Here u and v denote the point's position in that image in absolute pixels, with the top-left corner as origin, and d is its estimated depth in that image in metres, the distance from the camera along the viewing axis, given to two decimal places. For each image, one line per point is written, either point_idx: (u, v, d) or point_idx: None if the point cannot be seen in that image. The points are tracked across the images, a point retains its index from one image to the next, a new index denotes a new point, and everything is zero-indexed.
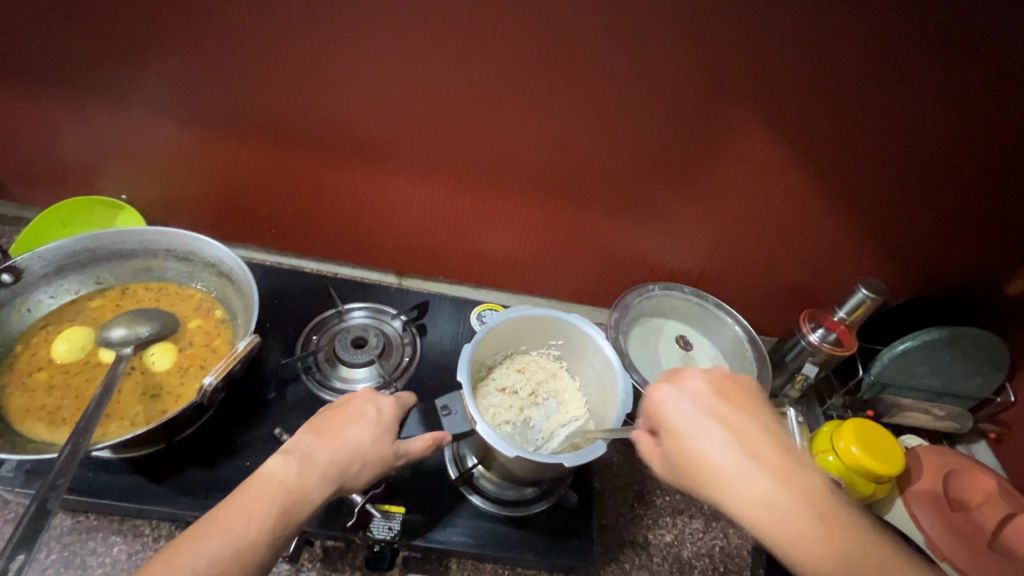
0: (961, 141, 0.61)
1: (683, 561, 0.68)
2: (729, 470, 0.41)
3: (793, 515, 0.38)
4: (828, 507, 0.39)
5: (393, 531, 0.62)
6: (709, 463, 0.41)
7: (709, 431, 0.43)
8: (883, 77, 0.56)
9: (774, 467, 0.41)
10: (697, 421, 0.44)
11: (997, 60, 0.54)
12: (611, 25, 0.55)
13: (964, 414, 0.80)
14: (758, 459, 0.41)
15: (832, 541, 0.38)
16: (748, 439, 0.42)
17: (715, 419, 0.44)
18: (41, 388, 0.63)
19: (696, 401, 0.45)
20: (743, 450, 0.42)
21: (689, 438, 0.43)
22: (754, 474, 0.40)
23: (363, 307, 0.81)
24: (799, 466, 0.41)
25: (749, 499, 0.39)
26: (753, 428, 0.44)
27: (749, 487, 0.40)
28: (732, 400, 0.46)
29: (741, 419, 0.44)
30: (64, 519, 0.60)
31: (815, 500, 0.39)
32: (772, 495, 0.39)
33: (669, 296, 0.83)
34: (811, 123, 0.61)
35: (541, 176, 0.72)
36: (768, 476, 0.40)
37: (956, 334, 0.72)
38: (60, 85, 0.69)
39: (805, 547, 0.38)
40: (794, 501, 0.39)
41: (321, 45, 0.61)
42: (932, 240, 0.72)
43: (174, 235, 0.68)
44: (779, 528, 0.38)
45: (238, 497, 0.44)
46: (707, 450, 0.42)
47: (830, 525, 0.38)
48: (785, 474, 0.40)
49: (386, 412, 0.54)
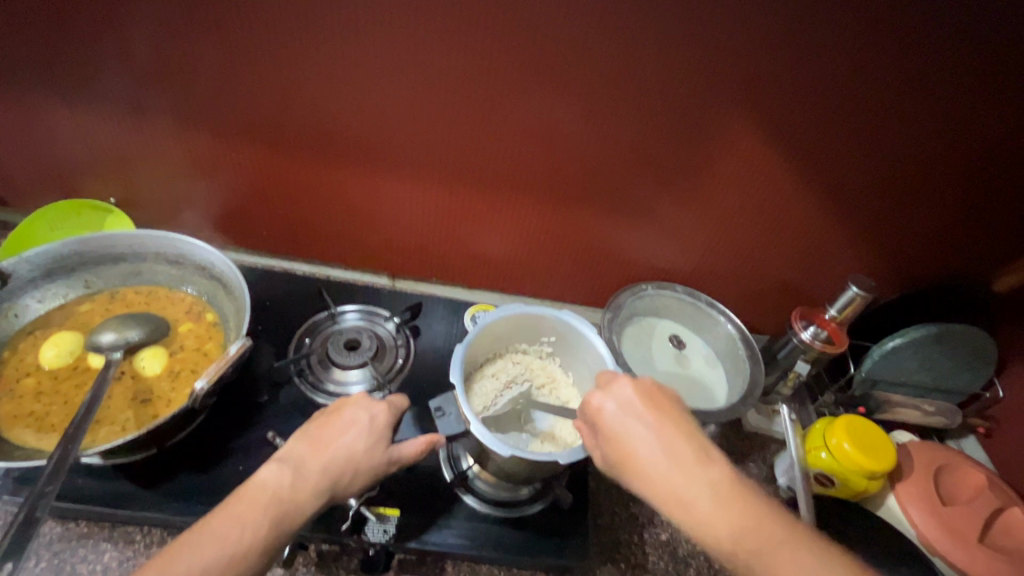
0: (948, 139, 0.61)
1: (679, 559, 0.68)
2: (650, 468, 0.43)
3: (702, 506, 0.41)
4: (737, 498, 0.41)
5: (388, 534, 0.62)
6: (634, 463, 0.44)
7: (632, 433, 0.46)
8: (870, 76, 0.57)
9: (693, 464, 0.43)
10: (620, 420, 0.47)
11: (981, 59, 0.54)
12: (601, 27, 0.56)
13: (954, 409, 0.80)
14: (675, 457, 0.44)
15: (734, 529, 0.40)
16: (671, 437, 0.45)
17: (637, 418, 0.46)
18: (29, 395, 0.62)
19: (622, 403, 0.48)
20: (664, 449, 0.44)
21: (618, 439, 0.46)
22: (674, 471, 0.43)
23: (355, 309, 0.80)
24: (708, 458, 0.44)
25: (665, 492, 0.42)
26: (675, 427, 0.46)
27: (668, 482, 0.42)
28: (657, 399, 0.48)
29: (664, 418, 0.46)
30: (54, 527, 0.60)
31: (726, 492, 0.42)
32: (684, 489, 0.42)
33: (663, 295, 0.83)
34: (800, 122, 0.62)
35: (533, 177, 0.72)
36: (681, 471, 0.43)
37: (942, 330, 0.73)
38: (45, 87, 0.68)
39: (714, 536, 0.40)
40: (704, 494, 0.42)
41: (311, 47, 0.61)
42: (920, 237, 0.73)
43: (164, 238, 0.68)
44: (691, 520, 0.41)
45: (230, 506, 0.43)
46: (633, 449, 0.45)
47: (735, 516, 0.40)
48: (699, 465, 0.43)
49: (379, 420, 0.53)
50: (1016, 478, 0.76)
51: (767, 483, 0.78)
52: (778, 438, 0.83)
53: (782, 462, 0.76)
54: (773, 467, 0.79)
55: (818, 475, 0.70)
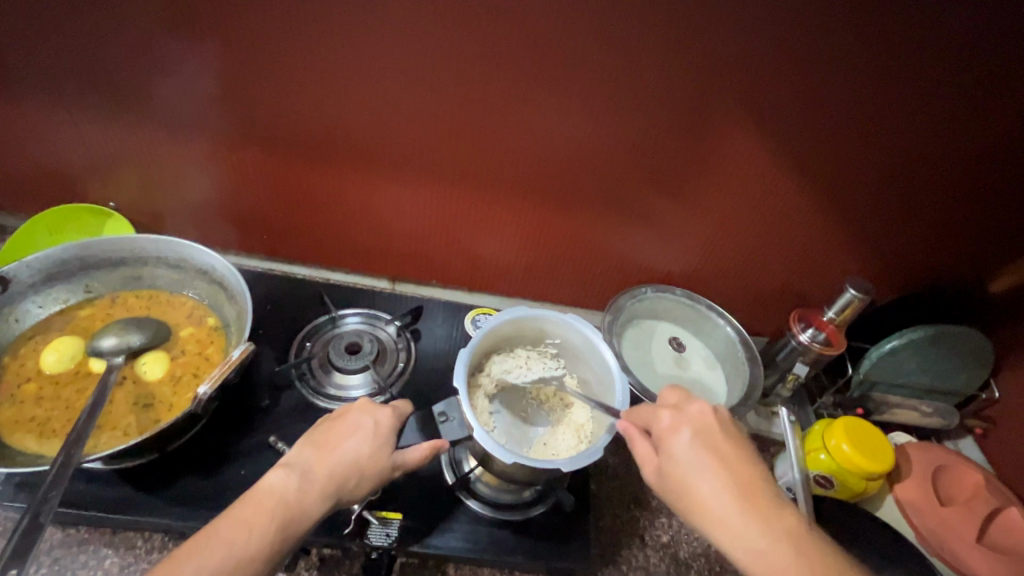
0: (946, 141, 0.62)
1: (680, 561, 0.68)
2: (718, 507, 0.43)
3: (770, 549, 0.41)
4: (807, 550, 0.41)
5: (390, 538, 0.61)
6: (699, 498, 0.44)
7: (703, 467, 0.45)
8: (868, 80, 0.57)
9: (762, 509, 0.43)
10: (694, 451, 0.47)
11: (979, 62, 0.55)
12: (600, 33, 0.56)
13: (950, 410, 0.81)
14: (746, 500, 0.44)
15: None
16: (745, 479, 0.45)
17: (711, 452, 0.46)
18: (30, 400, 0.62)
19: (696, 434, 0.48)
20: (733, 490, 0.44)
21: (686, 471, 0.46)
22: (743, 514, 0.43)
23: (357, 313, 0.81)
24: (781, 505, 0.44)
25: (733, 532, 0.42)
26: (747, 468, 0.46)
27: (737, 525, 0.42)
28: (731, 434, 0.49)
29: (734, 458, 0.46)
30: (54, 532, 0.60)
31: (797, 541, 0.41)
32: (755, 534, 0.42)
33: (662, 298, 0.84)
34: (798, 127, 0.62)
35: (533, 181, 0.73)
36: (753, 515, 0.43)
37: (939, 332, 0.73)
38: (45, 91, 0.68)
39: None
40: (774, 542, 0.41)
41: (312, 53, 0.61)
42: (917, 240, 0.74)
43: (166, 243, 0.68)
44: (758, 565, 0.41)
45: (238, 509, 0.43)
46: (704, 484, 0.45)
47: (808, 569, 0.40)
48: (773, 510, 0.43)
49: (383, 424, 0.54)
50: (1012, 478, 0.77)
51: None
52: (778, 440, 0.83)
53: (783, 464, 0.77)
54: (773, 468, 0.79)
55: (818, 477, 0.71)
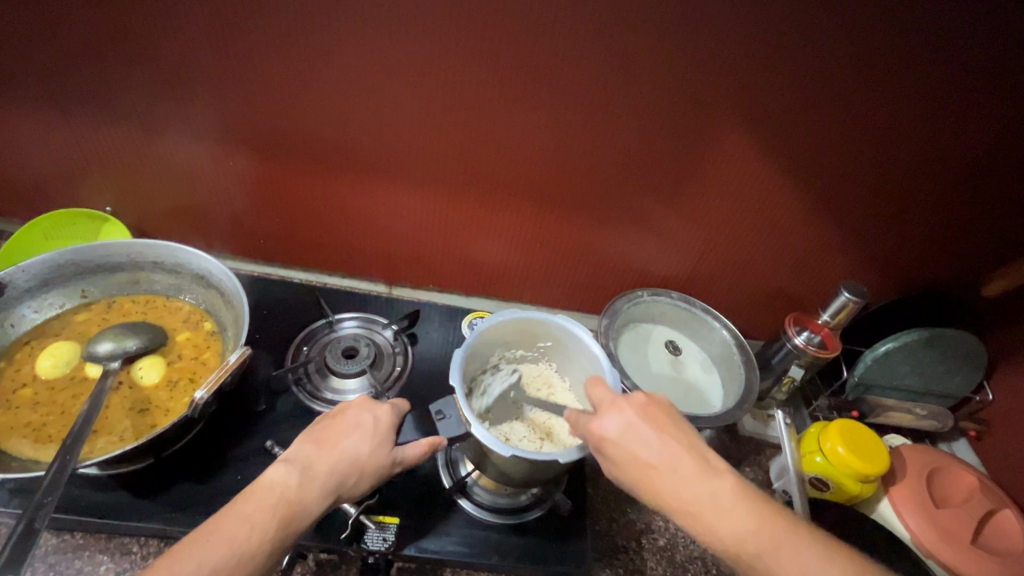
0: (939, 143, 0.63)
1: (677, 565, 0.68)
2: (659, 479, 0.44)
3: (716, 520, 0.42)
4: (741, 506, 0.43)
5: (388, 542, 0.62)
6: (649, 484, 0.45)
7: (643, 451, 0.46)
8: (861, 84, 0.58)
9: (699, 473, 0.44)
10: (625, 442, 0.46)
11: (970, 65, 0.55)
12: (596, 38, 0.57)
13: (945, 412, 0.81)
14: (681, 469, 0.44)
15: (750, 537, 0.42)
16: (677, 456, 0.45)
17: (645, 436, 0.46)
18: (26, 405, 0.62)
19: (626, 423, 0.47)
20: (670, 461, 0.45)
21: (626, 450, 0.46)
22: (682, 482, 0.44)
23: (354, 317, 0.81)
24: (715, 473, 0.45)
25: (676, 500, 0.43)
26: (677, 438, 0.47)
27: (677, 495, 0.44)
28: (653, 413, 0.48)
29: (667, 428, 0.47)
30: (49, 538, 0.59)
31: (733, 499, 0.43)
32: (695, 497, 0.43)
33: (658, 301, 0.84)
34: (791, 131, 0.63)
35: (530, 186, 0.73)
36: (689, 480, 0.44)
37: (933, 334, 0.73)
38: (41, 95, 0.68)
39: (720, 542, 0.42)
40: (712, 504, 0.43)
41: (310, 57, 0.61)
42: (910, 243, 0.74)
43: (162, 247, 0.68)
44: (698, 525, 0.43)
45: (239, 506, 0.44)
46: (644, 459, 0.45)
47: (751, 530, 0.42)
48: (709, 480, 0.44)
49: (383, 420, 0.54)
50: (1006, 479, 0.77)
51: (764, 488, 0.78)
52: (774, 443, 0.83)
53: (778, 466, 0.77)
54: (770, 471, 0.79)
55: (813, 480, 0.71)
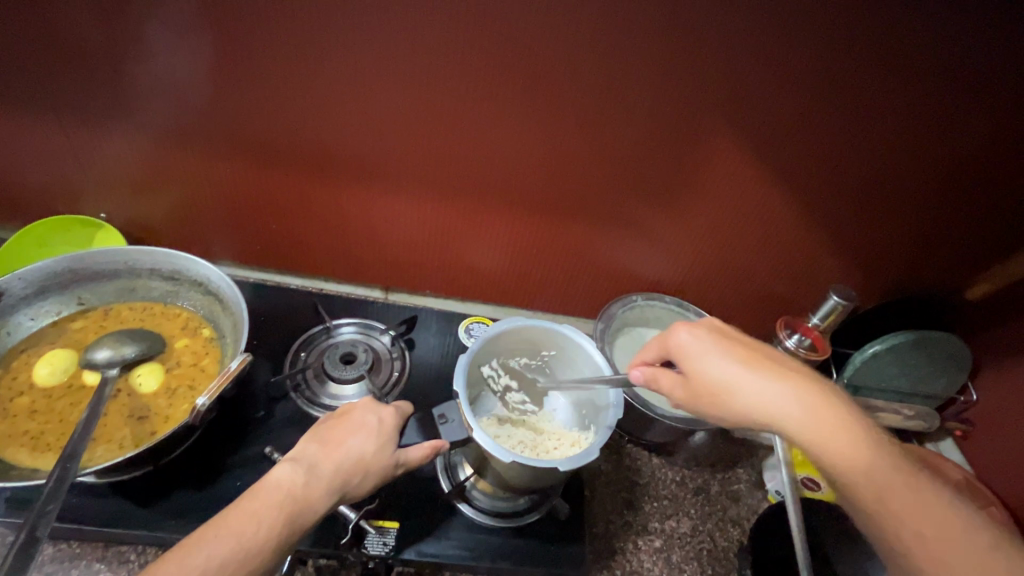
0: (923, 153, 0.65)
1: (673, 565, 0.69)
2: (758, 384, 0.47)
3: (818, 415, 0.45)
4: (844, 406, 0.46)
5: (388, 547, 0.63)
6: (743, 386, 0.47)
7: (730, 356, 0.49)
8: (849, 94, 0.60)
9: (796, 383, 0.47)
10: (718, 350, 0.50)
11: (955, 77, 0.58)
12: (594, 49, 0.58)
13: (932, 414, 0.82)
14: (778, 379, 0.47)
15: (857, 435, 0.44)
16: (770, 362, 0.49)
17: (733, 348, 0.50)
18: (23, 413, 0.61)
19: (714, 338, 0.51)
20: (761, 372, 0.48)
21: (707, 366, 0.49)
22: (777, 387, 0.47)
23: (351, 323, 0.81)
24: (811, 380, 0.48)
25: (772, 406, 0.46)
26: (767, 356, 0.50)
27: (781, 398, 0.46)
28: (737, 334, 0.53)
29: (752, 347, 0.51)
30: (45, 548, 0.59)
31: (834, 400, 0.46)
32: (798, 399, 0.46)
33: (651, 306, 0.85)
34: (783, 138, 0.64)
35: (527, 192, 0.74)
36: (786, 385, 0.47)
37: (921, 337, 0.75)
38: (38, 103, 0.68)
39: (829, 444, 0.44)
40: (817, 401, 0.46)
41: (310, 67, 0.62)
42: (898, 247, 0.76)
43: (161, 254, 0.67)
44: (810, 425, 0.44)
45: (246, 502, 0.44)
46: (735, 371, 0.48)
47: (851, 427, 0.44)
48: (804, 383, 0.47)
49: (387, 423, 0.55)
50: (991, 477, 0.79)
51: (757, 488, 0.78)
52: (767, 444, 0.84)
53: (772, 467, 0.77)
54: (763, 471, 0.79)
55: (806, 479, 0.74)
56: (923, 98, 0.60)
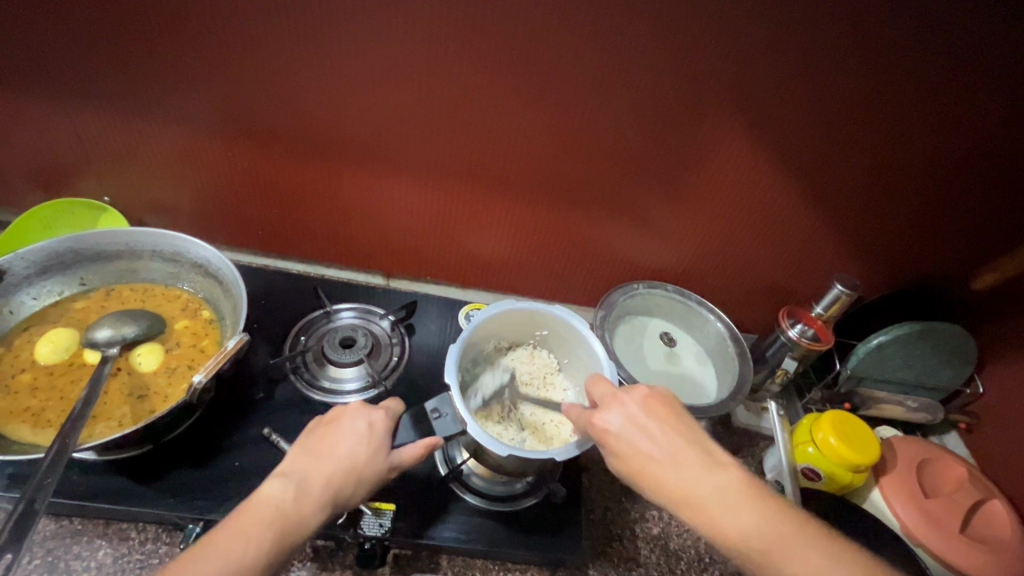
0: (930, 143, 0.64)
1: (670, 553, 0.69)
2: (660, 481, 0.44)
3: (717, 515, 0.42)
4: (746, 499, 0.43)
5: (384, 528, 0.62)
6: (648, 478, 0.45)
7: (638, 444, 0.46)
8: (856, 78, 0.58)
9: (704, 472, 0.44)
10: (627, 436, 0.47)
11: (964, 61, 0.56)
12: (594, 32, 0.57)
13: (936, 405, 0.83)
14: (685, 464, 0.45)
15: (756, 532, 0.41)
16: (675, 447, 0.46)
17: (643, 433, 0.47)
18: (24, 390, 0.62)
19: (625, 418, 0.48)
20: (672, 458, 0.45)
21: (626, 456, 0.46)
22: (686, 482, 0.44)
23: (351, 307, 0.81)
24: (717, 467, 0.44)
25: (679, 494, 0.43)
26: (683, 433, 0.47)
27: (683, 495, 0.43)
28: (656, 403, 0.49)
29: (672, 420, 0.48)
30: (47, 524, 0.60)
31: (740, 492, 0.43)
32: (698, 499, 0.43)
33: (654, 293, 0.85)
34: (788, 123, 0.63)
35: (528, 177, 0.73)
36: (691, 480, 0.44)
37: (923, 328, 0.75)
38: (40, 85, 0.68)
39: (723, 536, 0.41)
40: (716, 498, 0.43)
41: (309, 49, 0.62)
42: (904, 236, 0.75)
43: (161, 236, 0.68)
44: (708, 526, 0.42)
45: (234, 520, 0.44)
46: (648, 452, 0.46)
47: (749, 524, 0.41)
48: (709, 473, 0.44)
49: (378, 426, 0.55)
50: (996, 471, 0.78)
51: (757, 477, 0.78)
52: (767, 434, 0.84)
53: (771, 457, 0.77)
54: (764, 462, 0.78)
55: (806, 470, 0.73)
56: (930, 82, 0.58)
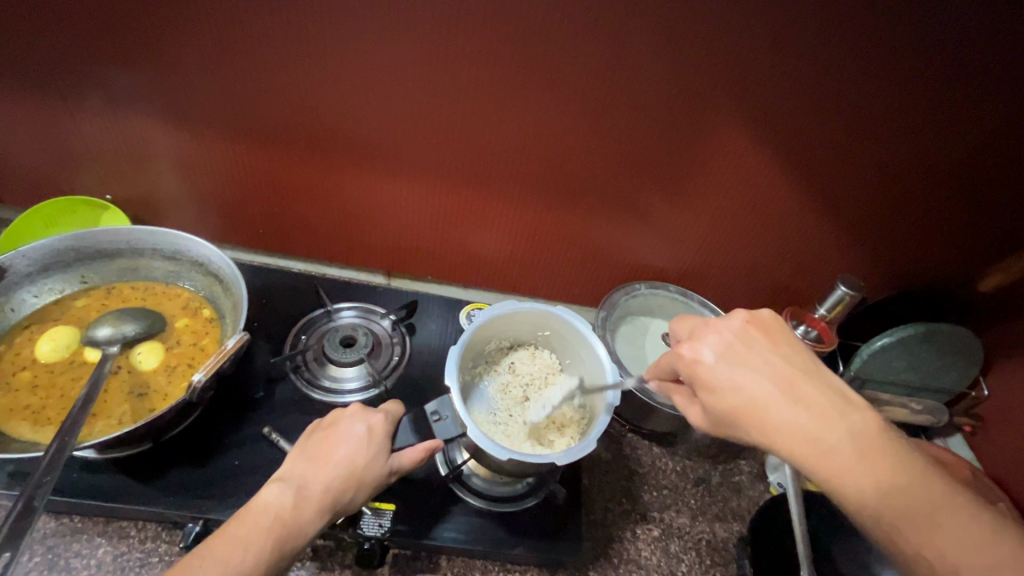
0: (934, 143, 0.63)
1: (671, 555, 0.69)
2: (774, 421, 0.40)
3: (838, 460, 0.39)
4: (877, 445, 0.39)
5: (384, 528, 0.62)
6: (759, 418, 0.41)
7: (747, 382, 0.42)
8: (860, 78, 0.58)
9: (829, 414, 0.40)
10: (729, 373, 0.43)
11: (971, 60, 0.56)
12: (596, 31, 0.57)
13: (940, 407, 0.81)
14: (811, 407, 0.40)
15: (883, 482, 0.38)
16: (794, 387, 0.41)
17: (754, 371, 0.42)
18: (25, 388, 0.62)
19: (729, 356, 0.44)
20: (787, 395, 0.41)
21: (728, 395, 0.42)
22: (806, 424, 0.40)
23: (352, 306, 0.81)
24: (844, 410, 0.40)
25: (797, 434, 0.39)
26: (800, 371, 0.42)
27: (800, 439, 0.39)
28: (761, 337, 0.45)
29: (788, 354, 0.43)
30: (47, 521, 0.60)
31: (868, 438, 0.39)
32: (817, 442, 0.39)
33: (655, 294, 0.85)
34: (791, 123, 0.63)
35: (529, 177, 0.73)
36: (815, 422, 0.40)
37: (929, 330, 0.74)
38: (43, 84, 0.68)
39: (853, 481, 0.38)
40: (841, 439, 0.39)
41: (310, 49, 0.62)
42: (909, 236, 0.74)
43: (162, 234, 0.68)
44: (826, 470, 0.39)
45: (233, 527, 0.44)
46: (762, 393, 0.41)
47: (878, 471, 0.38)
48: (835, 414, 0.40)
49: (377, 429, 0.54)
50: (1001, 474, 0.77)
51: (759, 480, 0.77)
52: None
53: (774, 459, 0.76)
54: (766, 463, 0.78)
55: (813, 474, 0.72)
56: (936, 82, 0.58)
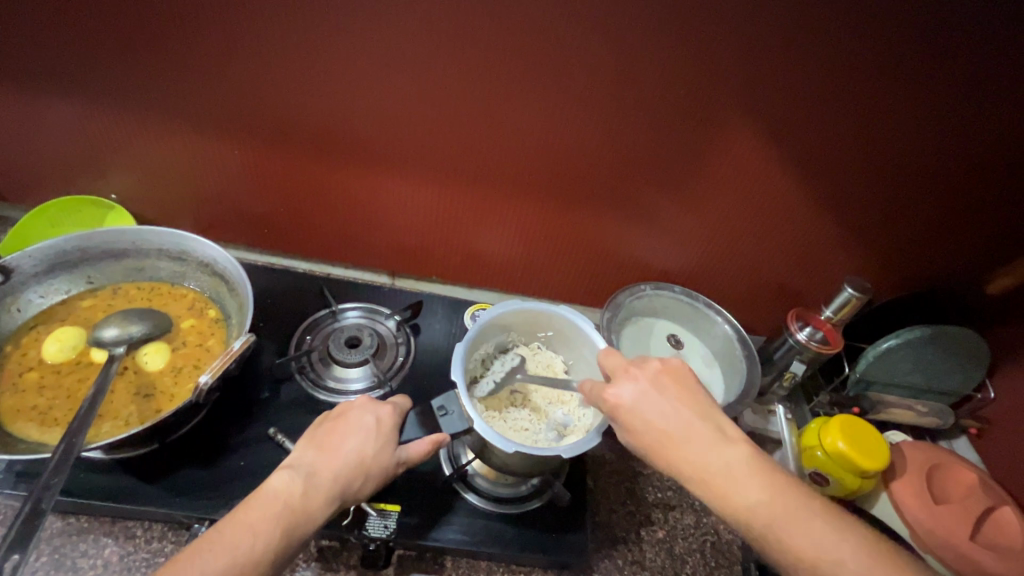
0: (941, 144, 0.63)
1: (676, 556, 0.69)
2: (669, 453, 0.45)
3: (723, 489, 0.42)
4: (759, 476, 0.43)
5: (389, 529, 0.62)
6: (657, 450, 0.45)
7: (647, 419, 0.46)
8: (872, 76, 0.57)
9: (717, 449, 0.44)
10: (633, 410, 0.47)
11: (985, 58, 0.55)
12: (605, 29, 0.56)
13: (945, 410, 0.82)
14: (695, 441, 0.45)
15: (763, 509, 0.42)
16: (687, 423, 0.46)
17: (653, 409, 0.46)
18: (32, 389, 0.62)
19: (634, 394, 0.48)
20: (681, 431, 0.45)
21: (634, 429, 0.47)
22: (695, 457, 0.44)
23: (357, 307, 0.81)
24: (730, 446, 0.44)
25: (686, 467, 0.44)
26: (693, 409, 0.47)
27: (691, 471, 0.44)
28: (666, 378, 0.49)
29: (686, 394, 0.48)
30: (54, 521, 0.60)
31: (750, 470, 0.43)
32: (704, 473, 0.43)
33: (660, 295, 0.84)
34: (801, 122, 0.62)
35: (535, 177, 0.73)
36: (702, 456, 0.44)
37: (935, 331, 0.74)
38: (48, 82, 0.68)
39: (734, 508, 0.42)
40: (725, 471, 0.43)
41: (316, 47, 0.61)
42: (916, 238, 0.74)
43: (168, 234, 0.68)
44: (713, 498, 0.43)
45: (242, 515, 0.44)
46: (661, 428, 0.46)
47: (758, 498, 0.42)
48: (721, 448, 0.44)
49: (385, 421, 0.55)
50: (1007, 478, 0.77)
51: None
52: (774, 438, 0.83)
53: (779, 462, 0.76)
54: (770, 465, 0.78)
55: (814, 475, 0.73)
56: (949, 79, 0.57)
